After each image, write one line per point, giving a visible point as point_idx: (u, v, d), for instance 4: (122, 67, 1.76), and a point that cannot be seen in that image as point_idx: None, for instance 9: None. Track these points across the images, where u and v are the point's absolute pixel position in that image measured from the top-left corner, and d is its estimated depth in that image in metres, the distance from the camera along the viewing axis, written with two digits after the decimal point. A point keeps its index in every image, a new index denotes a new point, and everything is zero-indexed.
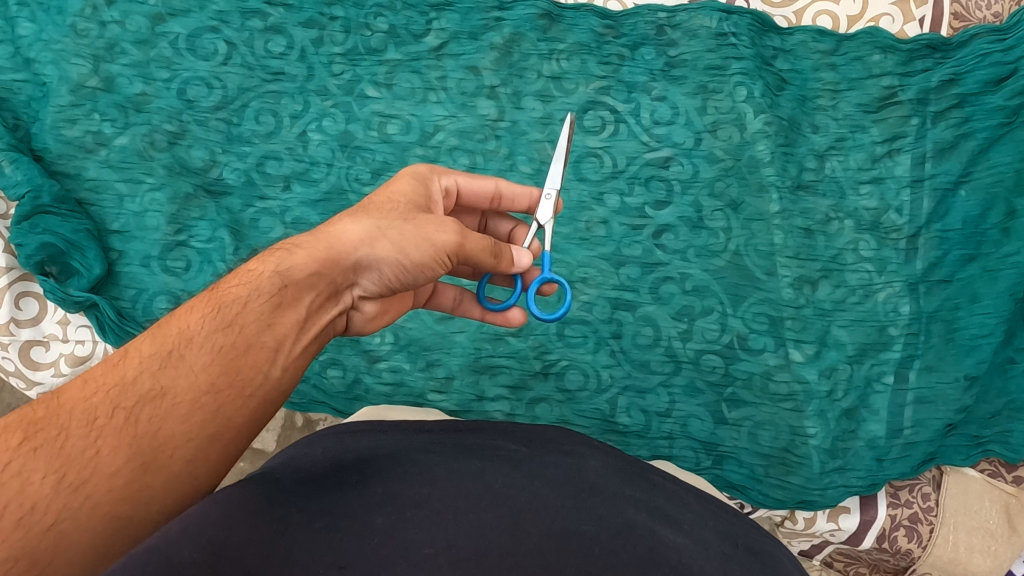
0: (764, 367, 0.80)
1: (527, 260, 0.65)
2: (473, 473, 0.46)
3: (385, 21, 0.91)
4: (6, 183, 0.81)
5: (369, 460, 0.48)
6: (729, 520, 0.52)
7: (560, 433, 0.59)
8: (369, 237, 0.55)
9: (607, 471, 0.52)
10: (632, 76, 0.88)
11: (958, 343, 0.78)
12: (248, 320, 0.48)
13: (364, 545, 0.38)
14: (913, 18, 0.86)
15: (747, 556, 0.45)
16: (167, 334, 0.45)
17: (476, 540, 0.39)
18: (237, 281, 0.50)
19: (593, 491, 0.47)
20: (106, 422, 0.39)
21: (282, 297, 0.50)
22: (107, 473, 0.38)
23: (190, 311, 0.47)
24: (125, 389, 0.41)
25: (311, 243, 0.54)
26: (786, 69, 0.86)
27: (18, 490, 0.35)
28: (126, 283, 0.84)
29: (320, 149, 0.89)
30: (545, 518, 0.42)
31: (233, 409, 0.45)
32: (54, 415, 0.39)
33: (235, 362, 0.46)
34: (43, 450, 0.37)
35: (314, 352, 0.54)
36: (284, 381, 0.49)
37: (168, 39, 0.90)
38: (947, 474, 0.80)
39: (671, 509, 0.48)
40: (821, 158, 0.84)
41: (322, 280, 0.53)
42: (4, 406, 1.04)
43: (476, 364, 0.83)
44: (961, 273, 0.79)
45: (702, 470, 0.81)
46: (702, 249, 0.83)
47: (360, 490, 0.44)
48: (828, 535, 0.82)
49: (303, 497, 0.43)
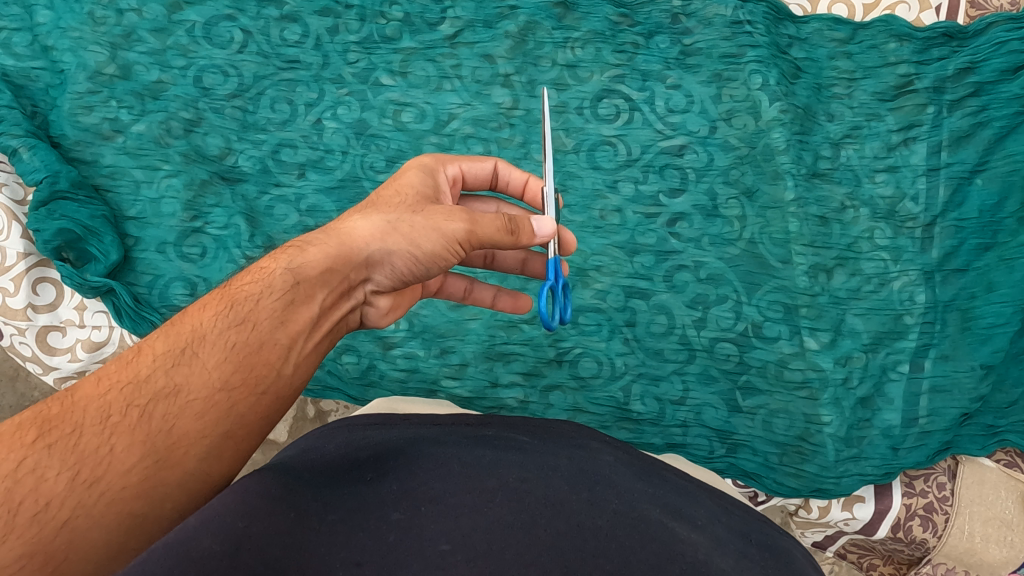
0: (779, 355, 0.80)
1: (551, 229, 0.61)
2: (486, 466, 0.46)
3: (400, 10, 0.91)
4: (24, 169, 0.82)
5: (384, 456, 0.48)
6: (742, 516, 0.52)
7: (573, 427, 0.59)
8: (380, 233, 0.56)
9: (620, 466, 0.51)
10: (647, 65, 0.88)
11: (974, 332, 0.78)
12: (260, 317, 0.48)
13: (378, 543, 0.38)
14: (929, 6, 0.86)
15: (762, 554, 0.45)
16: (180, 331, 0.45)
17: (492, 536, 0.39)
18: (250, 278, 0.51)
19: (606, 484, 0.46)
20: (120, 419, 0.40)
21: (295, 294, 0.50)
22: (121, 470, 0.39)
23: (204, 308, 0.47)
24: (138, 386, 0.41)
25: (322, 241, 0.54)
26: (801, 58, 0.87)
27: (32, 486, 0.36)
28: (142, 269, 0.84)
29: (335, 137, 0.89)
30: (560, 513, 0.42)
31: (247, 407, 0.45)
32: (69, 413, 0.40)
33: (249, 359, 0.46)
34: (57, 447, 0.38)
35: (325, 349, 0.54)
36: (297, 377, 0.49)
37: (185, 27, 0.91)
38: (963, 463, 0.79)
39: (685, 506, 0.48)
40: (836, 146, 0.84)
41: (334, 277, 0.53)
42: (19, 393, 1.05)
43: (491, 351, 0.83)
44: (977, 261, 0.79)
45: (716, 459, 0.81)
46: (717, 237, 0.83)
47: (374, 487, 0.44)
48: (842, 525, 0.81)
49: (318, 491, 0.43)
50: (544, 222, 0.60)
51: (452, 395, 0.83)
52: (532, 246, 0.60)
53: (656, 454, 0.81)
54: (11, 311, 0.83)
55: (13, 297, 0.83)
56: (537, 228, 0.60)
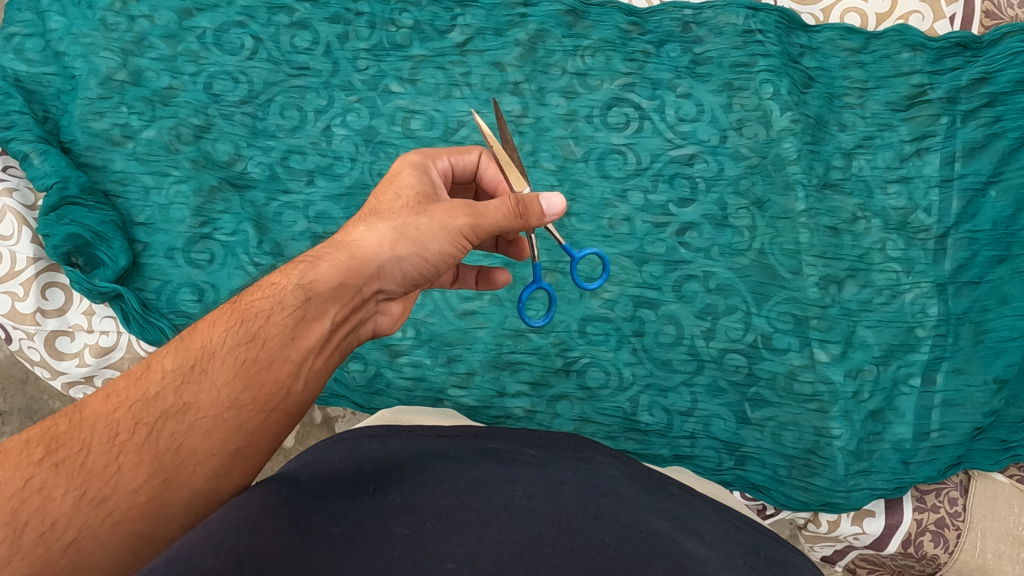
0: (789, 367, 0.79)
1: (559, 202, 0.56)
2: (490, 482, 0.46)
3: (410, 17, 0.91)
4: (35, 174, 0.83)
5: (388, 469, 0.48)
6: (749, 532, 0.51)
7: (578, 441, 0.59)
8: (391, 243, 0.55)
9: (626, 479, 0.51)
10: (658, 73, 0.87)
11: (987, 346, 0.77)
12: (271, 333, 0.48)
13: (383, 558, 0.38)
14: (943, 16, 0.85)
15: (771, 569, 0.44)
16: (190, 347, 0.45)
17: (498, 553, 0.39)
18: (260, 293, 0.50)
19: (613, 498, 0.46)
20: (128, 437, 0.40)
21: (306, 310, 0.50)
22: (129, 490, 0.38)
23: (213, 325, 0.47)
24: (147, 404, 0.41)
25: (333, 255, 0.54)
26: (813, 67, 0.86)
27: (39, 506, 0.36)
28: (151, 275, 0.84)
29: (345, 144, 0.89)
30: (568, 530, 0.41)
31: (256, 424, 0.45)
32: (76, 430, 0.39)
33: (258, 376, 0.46)
34: (64, 466, 0.38)
35: (337, 362, 0.53)
36: (308, 392, 0.49)
37: (195, 33, 0.92)
38: (976, 478, 0.78)
39: (693, 520, 0.47)
40: (848, 156, 0.83)
41: (346, 291, 0.53)
42: (28, 396, 1.05)
43: (498, 360, 0.83)
44: (990, 274, 0.78)
45: (724, 471, 0.80)
46: (727, 247, 0.82)
47: (378, 499, 0.44)
48: (852, 539, 0.80)
49: (321, 505, 0.42)
50: (552, 198, 0.56)
51: (459, 404, 0.82)
52: (542, 224, 0.57)
53: (664, 465, 0.80)
54: (20, 316, 0.83)
55: (23, 301, 0.83)
56: (546, 206, 0.56)
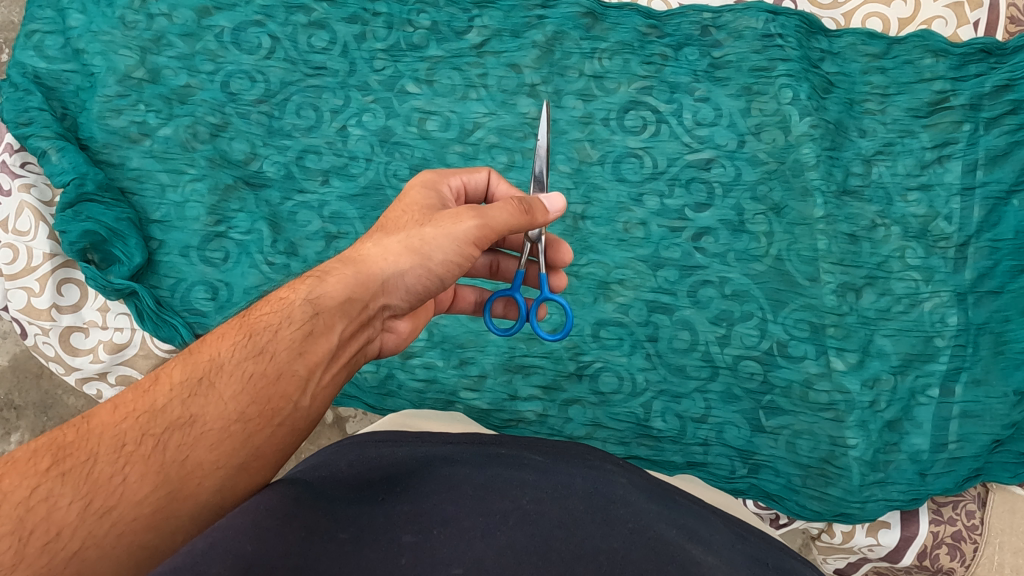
0: (805, 375, 0.78)
1: (562, 204, 0.62)
2: (499, 488, 0.45)
3: (427, 18, 0.91)
4: (53, 171, 0.84)
5: (395, 477, 0.48)
6: (757, 541, 0.51)
7: (586, 449, 0.58)
8: (399, 255, 0.55)
9: (634, 487, 0.50)
10: (676, 76, 0.86)
11: (1007, 357, 0.76)
12: (279, 348, 0.47)
13: (389, 565, 0.37)
14: (967, 21, 0.84)
15: None
16: (198, 360, 0.45)
17: (504, 559, 0.38)
18: (269, 307, 0.50)
19: (619, 505, 0.45)
20: (135, 448, 0.40)
21: (314, 325, 0.50)
22: (134, 501, 0.38)
23: (222, 338, 0.47)
24: (154, 416, 0.41)
25: (340, 269, 0.54)
26: (833, 72, 0.85)
27: (45, 515, 0.36)
28: (166, 273, 0.85)
29: (360, 144, 0.89)
30: (576, 536, 0.41)
31: (263, 438, 0.44)
32: (83, 441, 0.39)
33: (265, 391, 0.45)
34: (70, 475, 0.37)
35: (345, 378, 0.53)
36: (315, 408, 0.49)
37: (213, 32, 0.92)
38: (993, 491, 0.77)
39: (700, 528, 0.47)
40: (868, 163, 0.82)
41: (353, 307, 0.53)
42: (44, 391, 1.06)
43: (510, 363, 0.82)
44: (1012, 284, 0.77)
45: (736, 479, 0.79)
46: (742, 253, 0.82)
47: (386, 506, 0.44)
48: (866, 551, 0.79)
49: (328, 509, 0.42)
50: (553, 198, 0.61)
51: (470, 406, 0.82)
52: (546, 224, 0.61)
53: (675, 473, 0.80)
54: (36, 311, 0.83)
55: (38, 297, 0.83)
56: (548, 206, 0.61)
